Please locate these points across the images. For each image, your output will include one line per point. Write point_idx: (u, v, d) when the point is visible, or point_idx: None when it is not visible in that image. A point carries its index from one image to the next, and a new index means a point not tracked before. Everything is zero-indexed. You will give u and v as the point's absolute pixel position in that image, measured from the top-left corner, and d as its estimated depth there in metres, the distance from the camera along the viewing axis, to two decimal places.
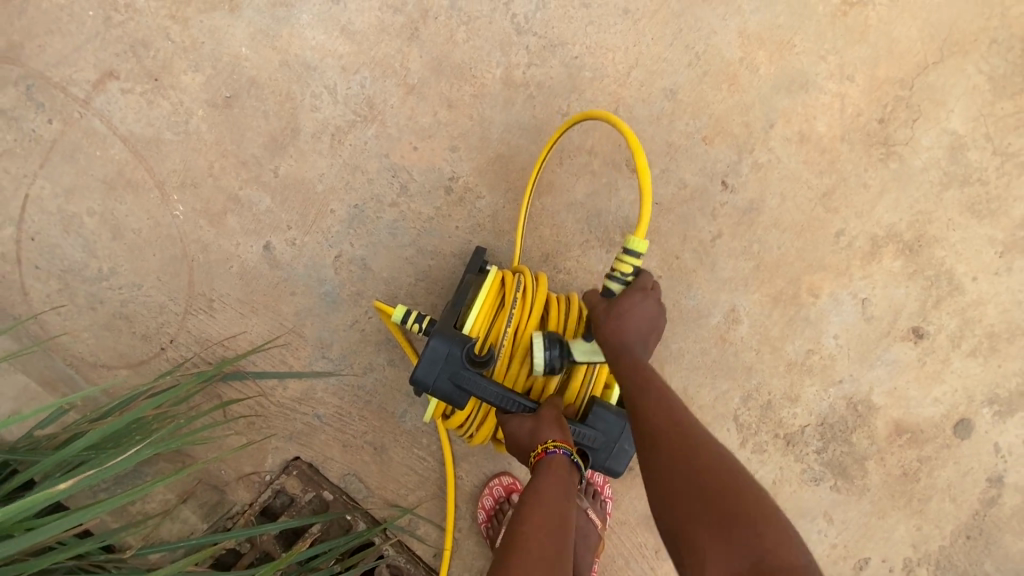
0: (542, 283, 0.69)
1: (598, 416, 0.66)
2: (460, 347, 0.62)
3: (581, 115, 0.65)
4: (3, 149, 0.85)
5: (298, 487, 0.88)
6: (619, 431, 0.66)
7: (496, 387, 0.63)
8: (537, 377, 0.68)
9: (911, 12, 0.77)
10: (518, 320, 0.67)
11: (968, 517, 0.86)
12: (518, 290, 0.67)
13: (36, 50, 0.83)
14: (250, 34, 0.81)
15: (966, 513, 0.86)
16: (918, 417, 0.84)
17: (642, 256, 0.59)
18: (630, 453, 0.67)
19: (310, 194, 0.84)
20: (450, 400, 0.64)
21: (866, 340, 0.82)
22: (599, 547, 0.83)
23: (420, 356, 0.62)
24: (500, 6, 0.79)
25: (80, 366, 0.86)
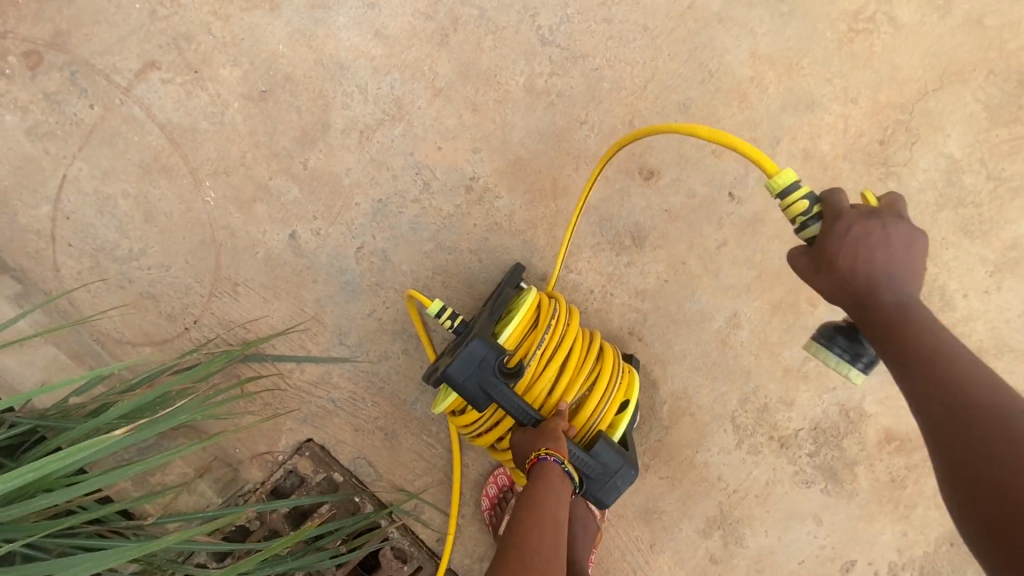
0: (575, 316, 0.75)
1: (600, 452, 0.70)
2: (495, 355, 0.67)
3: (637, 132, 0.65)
4: (44, 131, 0.89)
5: (309, 467, 0.91)
6: (617, 468, 0.70)
7: (518, 400, 0.68)
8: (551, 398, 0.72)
9: (914, 40, 0.82)
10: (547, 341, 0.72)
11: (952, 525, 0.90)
12: (553, 316, 0.73)
13: (83, 39, 0.87)
14: (288, 33, 0.85)
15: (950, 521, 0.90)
16: (907, 426, 0.88)
17: (796, 185, 0.55)
18: (621, 491, 0.71)
19: (336, 186, 0.88)
20: (473, 402, 0.68)
21: None
22: (598, 537, 0.88)
23: (457, 354, 0.66)
24: (527, 17, 0.83)
25: (105, 342, 0.90)
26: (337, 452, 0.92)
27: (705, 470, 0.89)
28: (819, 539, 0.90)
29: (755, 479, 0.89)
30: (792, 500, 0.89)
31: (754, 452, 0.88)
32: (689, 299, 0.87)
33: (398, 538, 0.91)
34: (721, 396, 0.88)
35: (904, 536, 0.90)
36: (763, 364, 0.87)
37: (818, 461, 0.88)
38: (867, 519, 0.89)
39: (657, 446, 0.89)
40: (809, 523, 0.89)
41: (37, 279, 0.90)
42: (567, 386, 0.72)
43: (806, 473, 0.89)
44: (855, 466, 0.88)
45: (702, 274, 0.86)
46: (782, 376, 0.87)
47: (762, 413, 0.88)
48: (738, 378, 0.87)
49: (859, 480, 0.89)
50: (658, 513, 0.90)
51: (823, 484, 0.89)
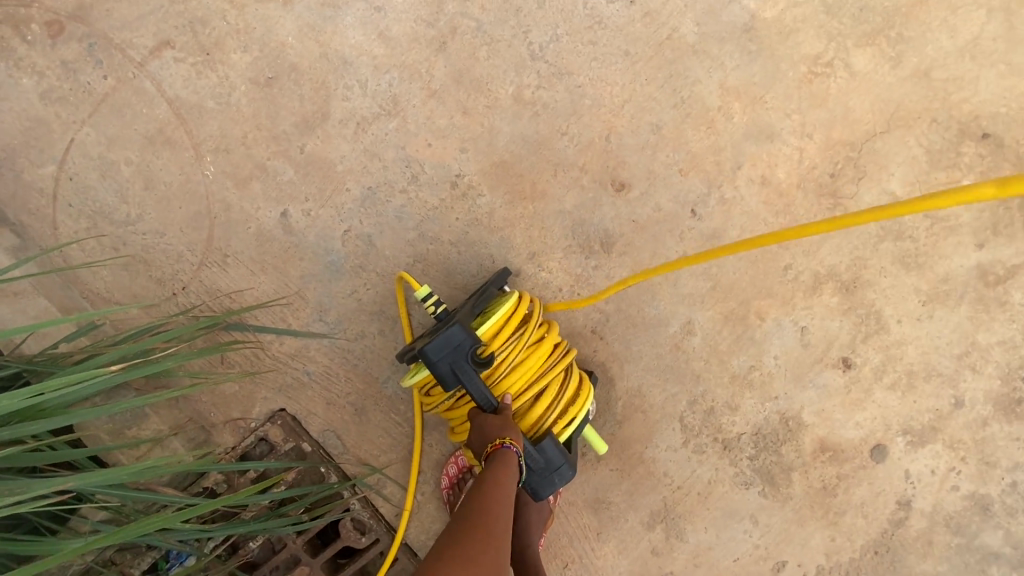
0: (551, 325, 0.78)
1: (545, 449, 0.74)
2: (471, 342, 0.70)
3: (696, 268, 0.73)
4: (57, 96, 0.94)
5: (280, 436, 0.95)
6: (558, 465, 0.74)
7: (484, 388, 0.71)
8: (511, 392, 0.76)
9: (867, 86, 0.91)
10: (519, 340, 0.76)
11: (877, 534, 0.96)
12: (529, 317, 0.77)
13: (103, 14, 0.93)
14: (298, 27, 0.92)
15: (876, 530, 0.96)
16: (840, 438, 0.95)
17: None
18: (558, 487, 0.75)
19: (330, 172, 0.94)
20: (442, 382, 0.71)
21: (801, 363, 0.94)
22: (547, 521, 0.93)
23: (437, 334, 0.69)
24: (520, 33, 0.91)
25: (94, 300, 0.94)
26: (307, 424, 0.97)
27: (652, 465, 0.96)
28: (754, 539, 0.96)
29: (698, 477, 0.96)
30: (730, 500, 0.96)
31: (699, 451, 0.96)
32: (649, 304, 0.94)
33: (359, 508, 0.97)
34: (671, 396, 0.95)
35: (832, 541, 0.96)
36: (712, 369, 0.95)
37: (757, 465, 0.95)
38: (798, 523, 0.96)
39: (609, 440, 0.96)
40: (745, 523, 0.96)
41: (36, 236, 0.95)
42: (528, 384, 0.76)
43: (745, 475, 0.96)
44: (790, 472, 0.95)
45: (662, 282, 0.93)
46: (728, 384, 0.95)
47: (709, 416, 0.95)
48: (688, 381, 0.95)
49: (793, 485, 0.95)
50: (606, 503, 0.97)
51: (760, 486, 0.96)
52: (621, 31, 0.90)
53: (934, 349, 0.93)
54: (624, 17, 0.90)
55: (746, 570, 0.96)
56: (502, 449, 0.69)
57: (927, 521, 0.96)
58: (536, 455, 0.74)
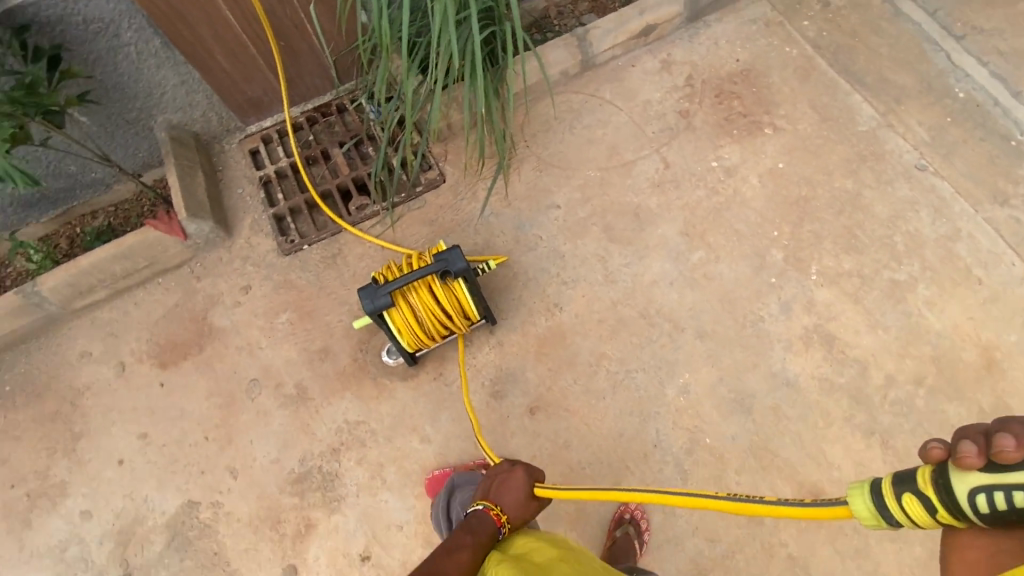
0: (422, 295, 1.22)
1: (367, 294, 1.16)
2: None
3: (396, 336, 1.26)
4: (648, 105, 1.64)
5: (428, 177, 1.59)
6: None
7: None
8: (421, 294, 1.22)
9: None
10: (423, 296, 1.22)
11: (237, 550, 1.27)
12: (417, 324, 1.25)
13: (689, 135, 1.60)
14: (668, 235, 1.49)
15: (241, 550, 1.27)
16: (311, 544, 1.27)
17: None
18: None
19: (578, 236, 1.51)
20: None
21: (374, 519, 1.27)
22: (512, 479, 1.00)
23: None
24: (641, 363, 1.37)
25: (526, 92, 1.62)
26: (427, 190, 1.58)
27: (340, 397, 1.38)
28: (269, 456, 1.34)
29: (325, 423, 1.36)
30: (298, 445, 1.34)
31: (336, 430, 1.35)
32: (445, 412, 1.35)
33: (371, 207, 1.57)
34: (382, 418, 1.36)
35: (243, 514, 1.29)
36: (392, 450, 1.33)
37: (314, 471, 1.32)
38: (264, 495, 1.30)
39: (362, 372, 1.40)
40: (280, 448, 1.34)
41: (580, 81, 1.68)
42: (858, 500, 0.62)
43: (308, 461, 1.33)
44: (299, 496, 1.30)
45: (460, 426, 1.34)
46: (380, 462, 1.32)
47: (359, 441, 1.34)
48: (387, 433, 1.34)
49: (288, 498, 1.30)
50: (323, 361, 1.42)
51: (297, 472, 1.32)
52: (637, 433, 1.32)
53: None
54: (647, 439, 1.31)
55: (250, 443, 1.35)
56: (482, 508, 0.94)
57: None
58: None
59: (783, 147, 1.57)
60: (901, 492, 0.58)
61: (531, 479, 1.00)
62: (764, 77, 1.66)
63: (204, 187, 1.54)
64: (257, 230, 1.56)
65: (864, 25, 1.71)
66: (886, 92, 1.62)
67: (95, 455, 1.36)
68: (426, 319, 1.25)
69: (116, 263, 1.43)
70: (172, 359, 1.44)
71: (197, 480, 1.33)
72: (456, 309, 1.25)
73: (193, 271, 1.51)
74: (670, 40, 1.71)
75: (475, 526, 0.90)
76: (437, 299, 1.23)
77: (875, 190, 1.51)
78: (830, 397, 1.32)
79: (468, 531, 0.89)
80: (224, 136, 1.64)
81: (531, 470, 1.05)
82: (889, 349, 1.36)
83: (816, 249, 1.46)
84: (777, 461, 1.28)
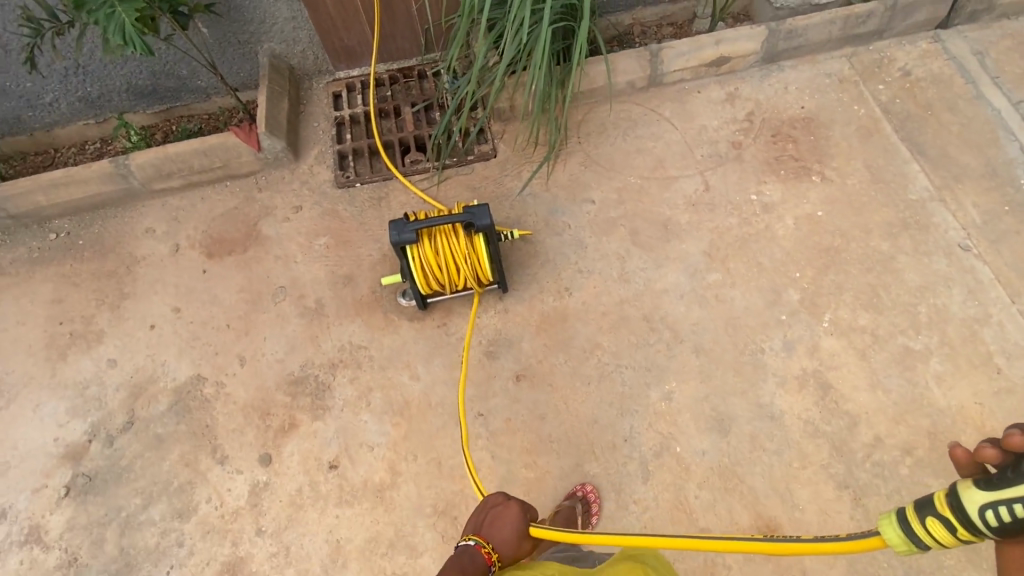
0: (445, 243, 1.31)
1: (397, 226, 1.26)
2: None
3: (411, 276, 1.35)
4: (704, 130, 1.70)
5: (481, 149, 1.71)
6: None
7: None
8: (445, 242, 1.31)
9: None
10: (446, 245, 1.31)
11: (226, 428, 1.39)
12: (433, 269, 1.33)
13: (736, 165, 1.64)
14: (691, 252, 1.53)
15: (229, 429, 1.39)
16: (290, 440, 1.37)
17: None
18: None
19: (605, 232, 1.57)
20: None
21: (350, 434, 1.36)
22: (505, 513, 1.03)
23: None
24: (633, 361, 1.41)
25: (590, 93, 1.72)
26: (477, 160, 1.69)
27: (350, 321, 1.50)
28: (275, 356, 1.46)
29: (331, 340, 1.48)
30: (303, 353, 1.46)
31: (339, 348, 1.46)
32: (439, 358, 1.44)
33: (424, 164, 1.70)
34: (382, 349, 1.46)
35: (240, 399, 1.42)
36: (382, 378, 1.42)
37: (309, 378, 1.43)
38: (261, 387, 1.43)
39: (376, 304, 1.52)
40: (287, 351, 1.47)
41: (644, 95, 1.76)
42: (889, 529, 0.65)
43: (307, 368, 1.45)
44: (291, 396, 1.41)
45: (449, 374, 1.42)
46: (369, 386, 1.41)
47: (356, 363, 1.44)
48: (383, 363, 1.44)
49: (282, 395, 1.42)
50: (345, 286, 1.54)
51: (296, 375, 1.44)
52: (612, 424, 1.35)
53: (311, 538, 1.27)
54: (620, 432, 1.34)
55: (263, 340, 1.48)
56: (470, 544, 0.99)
57: (209, 474, 1.34)
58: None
59: (826, 197, 1.59)
60: (924, 516, 0.62)
61: (524, 514, 1.03)
62: (824, 129, 1.68)
63: (286, 113, 1.71)
64: (321, 161, 1.72)
65: (941, 101, 1.70)
66: (946, 167, 1.61)
67: (134, 315, 1.53)
68: (442, 267, 1.33)
69: (196, 157, 1.61)
70: (219, 252, 1.60)
71: (210, 359, 1.47)
72: (471, 265, 1.34)
73: (257, 183, 1.68)
74: (740, 76, 1.77)
75: (464, 563, 0.95)
76: (458, 250, 1.31)
77: (910, 258, 1.50)
78: (810, 442, 1.31)
79: (454, 566, 0.94)
80: (315, 75, 1.83)
81: (527, 504, 1.08)
82: (884, 411, 1.34)
83: (835, 299, 1.46)
84: (741, 487, 1.28)
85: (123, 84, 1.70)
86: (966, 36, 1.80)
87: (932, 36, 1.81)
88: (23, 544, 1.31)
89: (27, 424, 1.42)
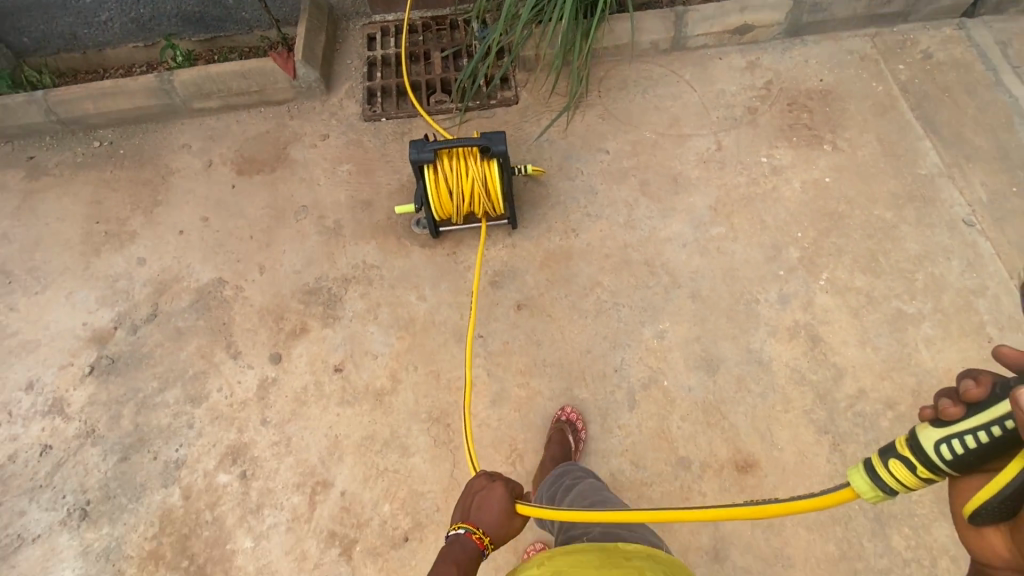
0: (460, 167, 1.38)
1: (417, 145, 1.34)
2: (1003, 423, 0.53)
3: (426, 198, 1.43)
4: (721, 94, 1.75)
5: (504, 95, 1.77)
6: None
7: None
8: (460, 166, 1.38)
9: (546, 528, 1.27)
10: (461, 169, 1.38)
11: (241, 327, 1.48)
12: (447, 192, 1.40)
13: (750, 129, 1.69)
14: (697, 205, 1.58)
15: (245, 328, 1.47)
16: (299, 343, 1.45)
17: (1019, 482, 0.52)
18: None
19: (616, 181, 1.63)
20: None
21: (356, 342, 1.44)
22: (495, 496, 0.94)
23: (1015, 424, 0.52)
24: (630, 301, 1.47)
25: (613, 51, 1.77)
26: (499, 106, 1.76)
27: (365, 242, 1.58)
28: (293, 267, 1.55)
29: (346, 257, 1.56)
30: (319, 267, 1.55)
31: (353, 266, 1.54)
32: (446, 282, 1.51)
33: (448, 105, 1.77)
34: (393, 269, 1.53)
35: (257, 302, 1.50)
36: (391, 296, 1.50)
37: (323, 290, 1.51)
38: (278, 294, 1.51)
39: (391, 229, 1.59)
40: (304, 264, 1.55)
41: (666, 58, 1.81)
42: (857, 480, 0.62)
43: (322, 281, 1.53)
44: (304, 304, 1.50)
45: (454, 297, 1.49)
46: (378, 302, 1.49)
47: (367, 280, 1.52)
48: (393, 281, 1.52)
49: (296, 303, 1.50)
50: (363, 210, 1.62)
51: (310, 286, 1.52)
52: (605, 356, 1.41)
53: (312, 431, 1.35)
54: (612, 363, 1.40)
55: (282, 252, 1.57)
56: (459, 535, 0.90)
57: (222, 366, 1.43)
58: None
59: (835, 165, 1.62)
60: (886, 459, 0.60)
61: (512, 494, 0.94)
62: (840, 102, 1.72)
63: (322, 47, 1.80)
64: (351, 95, 1.80)
65: (959, 84, 1.72)
66: (958, 147, 1.63)
67: (165, 221, 1.63)
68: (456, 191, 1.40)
69: (235, 80, 1.71)
70: (248, 170, 1.69)
71: (232, 266, 1.56)
72: (484, 192, 1.41)
73: (289, 111, 1.77)
74: (762, 47, 1.81)
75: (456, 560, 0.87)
76: (472, 176, 1.38)
77: (913, 228, 1.53)
78: (796, 388, 1.36)
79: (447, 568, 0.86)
80: (352, 16, 1.91)
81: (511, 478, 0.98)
82: (871, 367, 1.37)
83: (835, 260, 1.50)
84: (724, 423, 1.32)
85: (174, 9, 1.80)
86: (991, 25, 1.82)
87: (957, 22, 1.83)
88: (47, 414, 1.40)
89: (59, 308, 1.52)
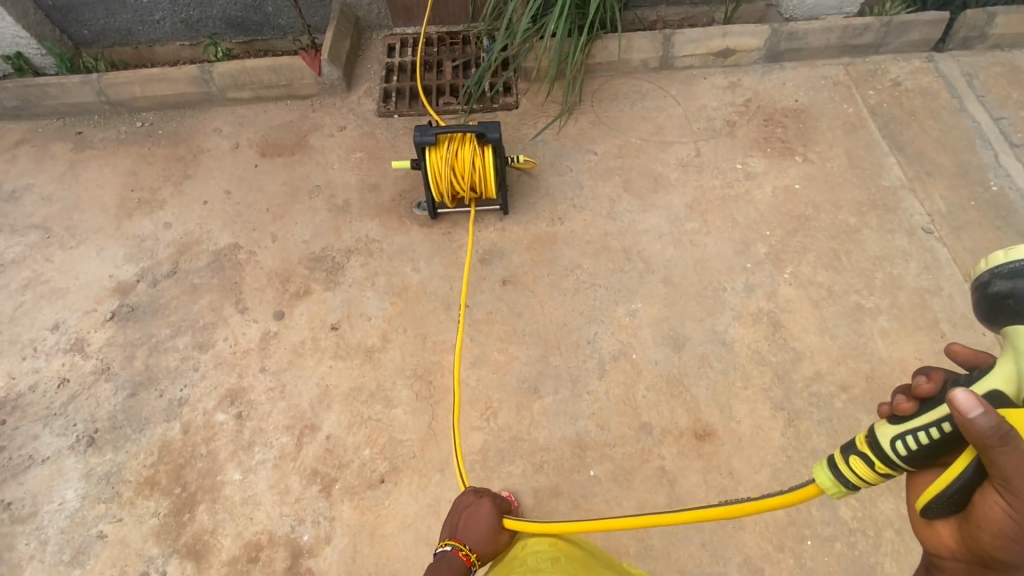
0: (457, 150, 1.53)
1: (421, 128, 1.51)
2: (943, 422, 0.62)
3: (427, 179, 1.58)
4: (704, 108, 1.91)
5: (505, 100, 1.96)
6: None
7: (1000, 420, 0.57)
8: (457, 150, 1.53)
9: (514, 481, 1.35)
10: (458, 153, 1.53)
11: (251, 286, 1.62)
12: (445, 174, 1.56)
13: (728, 140, 1.84)
14: (675, 202, 1.72)
15: (254, 287, 1.62)
16: (302, 302, 1.59)
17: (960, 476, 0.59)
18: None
19: (602, 178, 1.78)
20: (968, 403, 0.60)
21: (353, 304, 1.58)
22: (481, 514, 1.07)
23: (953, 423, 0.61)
24: (607, 282, 1.59)
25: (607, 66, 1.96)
26: (500, 108, 1.95)
27: (370, 219, 1.73)
28: (302, 237, 1.70)
29: (351, 231, 1.71)
30: (325, 238, 1.70)
31: (356, 238, 1.69)
32: (439, 256, 1.65)
33: (455, 106, 1.96)
34: (392, 243, 1.68)
35: (267, 265, 1.65)
36: (389, 266, 1.64)
37: (327, 258, 1.66)
38: (286, 259, 1.66)
39: (394, 209, 1.75)
40: (313, 235, 1.71)
41: (655, 75, 1.99)
42: (821, 474, 0.71)
43: (327, 250, 1.68)
44: (309, 269, 1.64)
45: (446, 270, 1.63)
46: (376, 271, 1.63)
47: (368, 251, 1.67)
48: (391, 254, 1.66)
49: (302, 267, 1.65)
50: (370, 192, 1.78)
51: (316, 254, 1.67)
52: (580, 329, 1.52)
53: (305, 380, 1.47)
54: (585, 335, 1.51)
55: (294, 223, 1.73)
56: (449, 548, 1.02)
57: (231, 318, 1.57)
58: (972, 421, 0.53)
59: (805, 174, 1.76)
60: (848, 456, 0.69)
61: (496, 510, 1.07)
62: (812, 119, 1.87)
63: (346, 51, 2.01)
64: (368, 94, 2.00)
65: (925, 110, 1.87)
66: (921, 163, 1.77)
67: (192, 191, 1.81)
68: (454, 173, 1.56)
69: (267, 74, 1.92)
70: (270, 153, 1.88)
71: (248, 233, 1.72)
72: (478, 175, 1.56)
73: (312, 104, 1.97)
74: (743, 70, 1.99)
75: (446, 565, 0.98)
76: (468, 159, 1.54)
77: (875, 232, 1.65)
78: (756, 367, 1.45)
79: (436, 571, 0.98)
80: (376, 27, 2.14)
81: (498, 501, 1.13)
82: (829, 352, 1.47)
83: (800, 256, 1.62)
84: (686, 394, 1.42)
85: (220, 13, 2.04)
86: (958, 60, 1.98)
87: (925, 56, 1.99)
88: (69, 350, 1.54)
89: (91, 261, 1.69)
